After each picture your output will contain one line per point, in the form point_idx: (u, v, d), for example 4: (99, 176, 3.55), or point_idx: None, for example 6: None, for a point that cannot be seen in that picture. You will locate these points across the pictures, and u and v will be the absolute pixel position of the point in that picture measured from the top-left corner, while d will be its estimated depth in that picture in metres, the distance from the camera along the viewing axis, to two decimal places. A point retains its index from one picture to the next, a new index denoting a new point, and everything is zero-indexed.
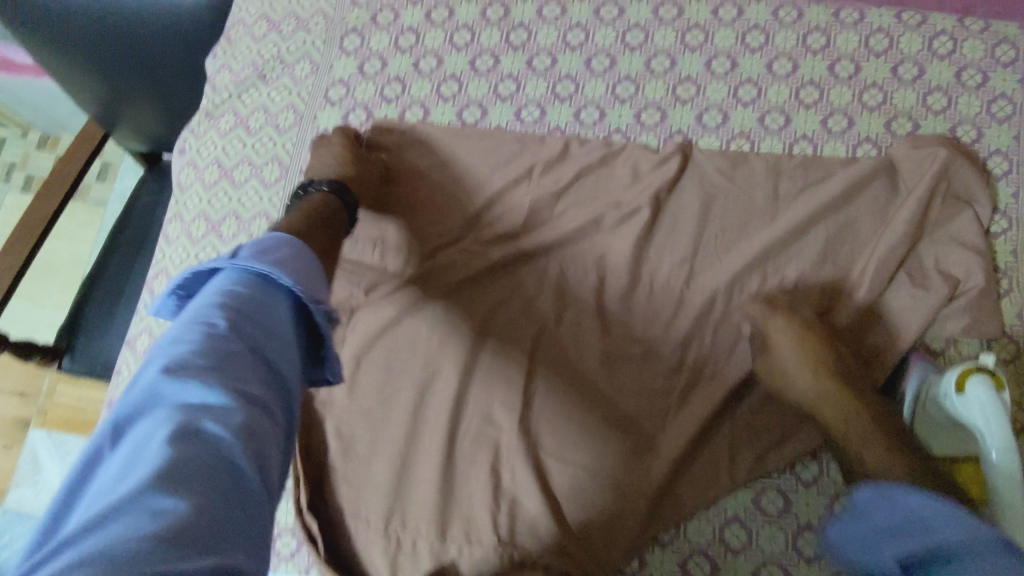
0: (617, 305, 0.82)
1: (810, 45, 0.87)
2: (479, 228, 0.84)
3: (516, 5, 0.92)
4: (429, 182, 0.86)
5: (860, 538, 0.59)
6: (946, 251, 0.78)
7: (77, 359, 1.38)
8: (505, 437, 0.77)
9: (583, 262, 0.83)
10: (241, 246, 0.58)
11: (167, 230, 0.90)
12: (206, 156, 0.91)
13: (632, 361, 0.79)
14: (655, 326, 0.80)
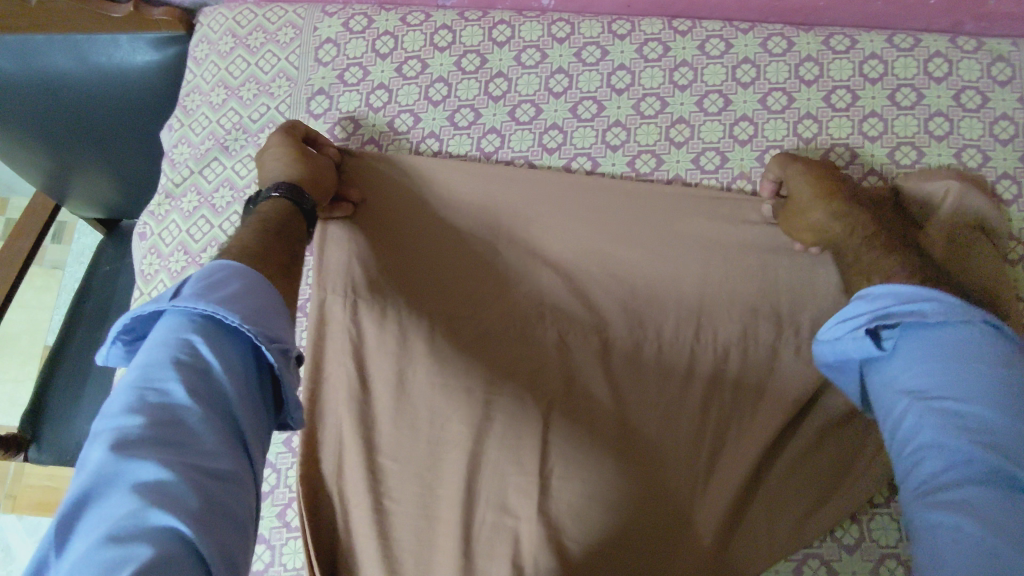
0: (626, 362, 0.77)
1: (803, 77, 0.83)
2: (476, 290, 0.79)
3: (492, 53, 0.86)
4: (414, 249, 0.80)
5: (846, 344, 0.66)
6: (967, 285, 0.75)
7: (44, 448, 1.29)
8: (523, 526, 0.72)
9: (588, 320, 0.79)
10: (184, 285, 0.54)
11: None
12: (170, 241, 0.85)
13: (657, 426, 0.74)
14: (674, 384, 0.76)
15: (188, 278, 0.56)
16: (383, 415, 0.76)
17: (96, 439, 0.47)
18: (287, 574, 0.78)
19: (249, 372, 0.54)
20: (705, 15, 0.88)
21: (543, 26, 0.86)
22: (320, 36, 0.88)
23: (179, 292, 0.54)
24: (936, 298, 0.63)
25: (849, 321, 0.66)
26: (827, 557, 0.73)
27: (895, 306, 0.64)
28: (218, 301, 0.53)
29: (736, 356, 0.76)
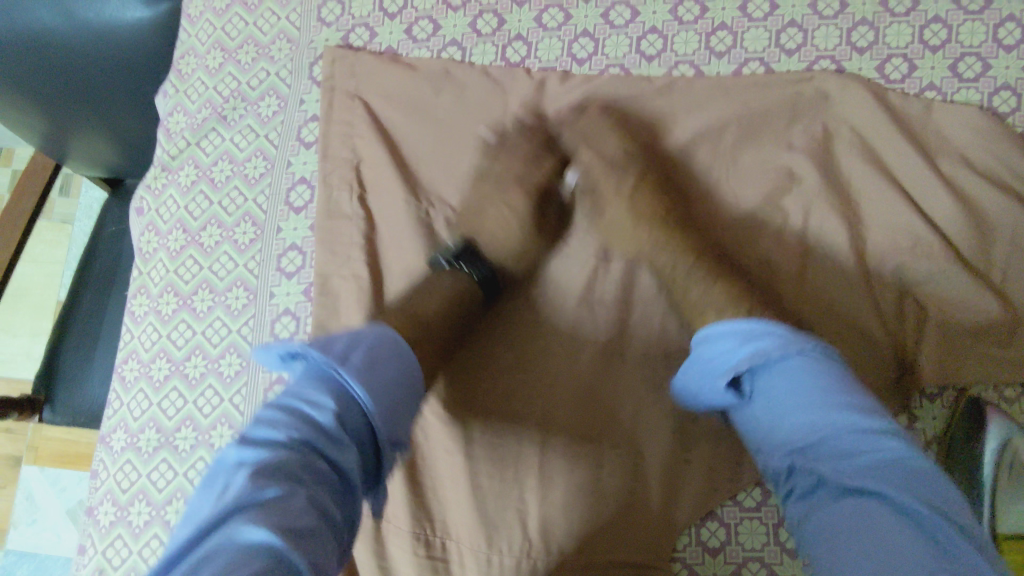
0: (626, 329, 0.74)
1: (854, 43, 0.76)
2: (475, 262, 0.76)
3: (511, 14, 0.81)
4: (418, 218, 0.76)
5: (705, 390, 0.61)
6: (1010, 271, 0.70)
7: (59, 409, 1.29)
8: (526, 503, 0.71)
9: (595, 292, 0.75)
10: (353, 351, 0.55)
11: (132, 307, 0.79)
12: (169, 218, 0.80)
13: (648, 389, 0.73)
14: (675, 351, 0.73)
15: (362, 347, 0.56)
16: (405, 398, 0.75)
17: (212, 479, 0.48)
18: None
19: (361, 449, 0.53)
20: None
21: None
22: None
23: (341, 353, 0.54)
24: (761, 337, 0.58)
25: (706, 358, 0.61)
26: None
27: (743, 350, 0.58)
28: (373, 392, 0.54)
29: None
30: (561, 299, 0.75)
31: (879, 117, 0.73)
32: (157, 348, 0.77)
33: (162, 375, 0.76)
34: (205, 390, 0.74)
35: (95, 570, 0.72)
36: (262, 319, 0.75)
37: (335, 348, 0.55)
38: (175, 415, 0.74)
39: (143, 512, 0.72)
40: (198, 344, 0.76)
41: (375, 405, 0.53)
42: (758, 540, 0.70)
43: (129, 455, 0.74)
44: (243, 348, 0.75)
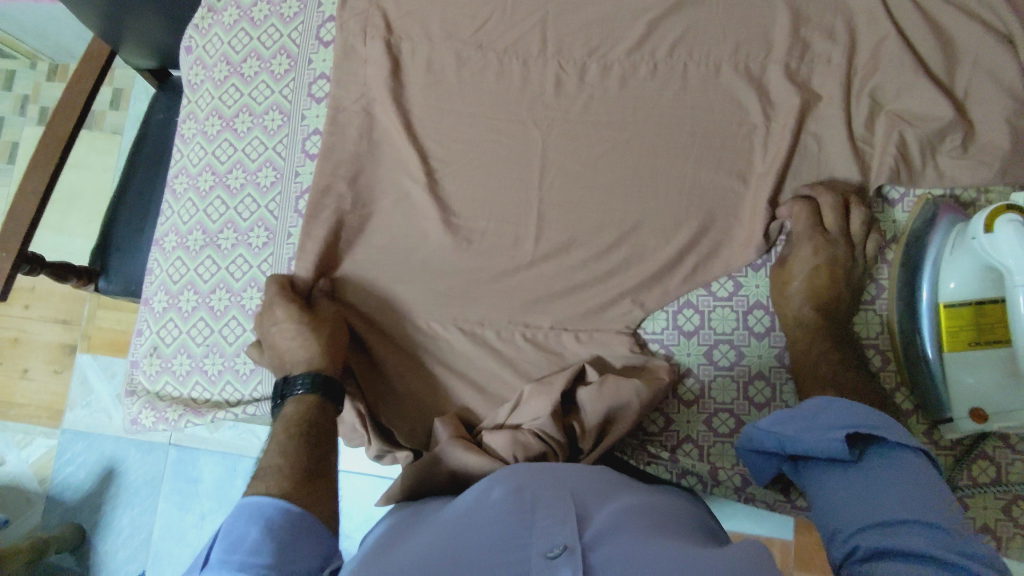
0: (621, 147, 0.81)
1: None
2: (482, 88, 0.84)
3: None
4: (429, 47, 0.85)
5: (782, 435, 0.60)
6: (970, 88, 0.76)
7: (112, 278, 1.42)
8: (518, 294, 0.80)
9: (590, 112, 0.82)
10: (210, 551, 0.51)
11: (183, 130, 0.90)
12: (214, 54, 0.90)
13: (636, 203, 0.80)
14: (663, 169, 0.80)
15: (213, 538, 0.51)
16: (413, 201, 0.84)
17: None
18: None
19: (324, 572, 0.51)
20: None
21: None
22: None
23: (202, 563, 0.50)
24: (934, 487, 0.52)
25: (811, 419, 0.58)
26: None
27: (917, 505, 0.51)
28: (239, 566, 0.48)
29: (725, 152, 0.80)
30: (558, 116, 0.83)
31: None
32: (203, 163, 0.88)
33: (207, 186, 0.87)
34: (244, 199, 0.86)
35: (152, 346, 0.85)
36: (294, 137, 0.86)
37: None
38: (218, 219, 0.86)
39: (191, 299, 0.85)
40: (239, 159, 0.87)
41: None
42: (729, 325, 0.78)
43: (179, 253, 0.86)
44: (277, 162, 0.86)
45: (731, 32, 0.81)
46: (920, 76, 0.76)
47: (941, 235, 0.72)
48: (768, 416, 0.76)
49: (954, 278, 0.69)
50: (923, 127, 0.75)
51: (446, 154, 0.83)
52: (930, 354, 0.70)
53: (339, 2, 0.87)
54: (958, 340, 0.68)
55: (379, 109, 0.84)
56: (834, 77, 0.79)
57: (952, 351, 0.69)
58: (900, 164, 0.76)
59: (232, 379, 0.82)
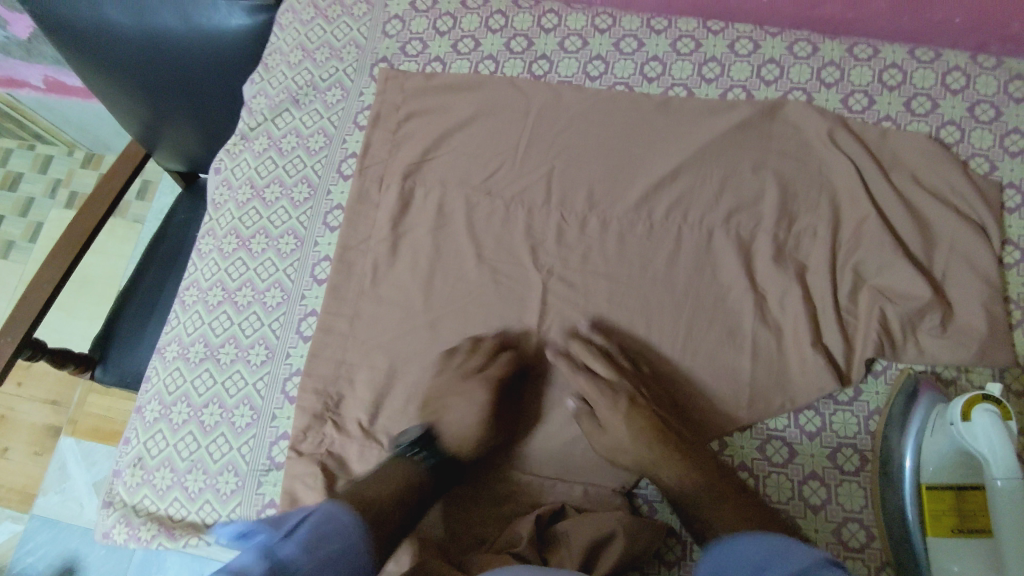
0: (615, 296, 0.85)
1: (824, 79, 0.90)
2: (485, 229, 0.89)
3: (538, 37, 0.96)
4: (439, 189, 0.91)
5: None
6: (947, 271, 0.80)
7: (110, 369, 1.43)
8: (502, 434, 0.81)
9: (589, 260, 0.86)
10: (298, 526, 0.64)
11: (201, 245, 0.94)
12: (241, 176, 0.96)
13: (625, 352, 0.82)
14: (652, 321, 0.83)
15: (304, 517, 0.65)
16: None
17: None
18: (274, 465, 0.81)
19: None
20: (738, 16, 0.96)
21: (587, 17, 0.96)
22: (390, 12, 1.00)
23: (286, 528, 0.64)
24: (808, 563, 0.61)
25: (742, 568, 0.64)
26: (793, 513, 0.75)
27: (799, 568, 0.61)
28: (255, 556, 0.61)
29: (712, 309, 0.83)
30: (558, 262, 0.87)
31: (840, 135, 0.87)
32: (215, 278, 0.91)
33: (216, 300, 0.90)
34: (249, 316, 0.88)
35: (136, 456, 0.84)
36: (304, 261, 0.90)
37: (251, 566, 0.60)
38: (221, 334, 0.88)
39: (183, 411, 0.85)
40: (250, 278, 0.90)
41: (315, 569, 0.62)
42: None
43: (178, 363, 0.87)
44: (285, 283, 0.89)
45: (723, 199, 0.87)
46: (900, 256, 0.80)
47: (921, 413, 0.73)
48: None
49: (933, 462, 0.71)
50: (903, 305, 0.79)
51: (446, 288, 0.86)
52: (912, 535, 0.71)
53: (362, 145, 0.94)
54: (940, 526, 0.70)
55: (387, 244, 0.89)
56: (820, 249, 0.83)
57: (935, 537, 0.69)
58: (883, 338, 0.78)
59: (211, 498, 0.81)
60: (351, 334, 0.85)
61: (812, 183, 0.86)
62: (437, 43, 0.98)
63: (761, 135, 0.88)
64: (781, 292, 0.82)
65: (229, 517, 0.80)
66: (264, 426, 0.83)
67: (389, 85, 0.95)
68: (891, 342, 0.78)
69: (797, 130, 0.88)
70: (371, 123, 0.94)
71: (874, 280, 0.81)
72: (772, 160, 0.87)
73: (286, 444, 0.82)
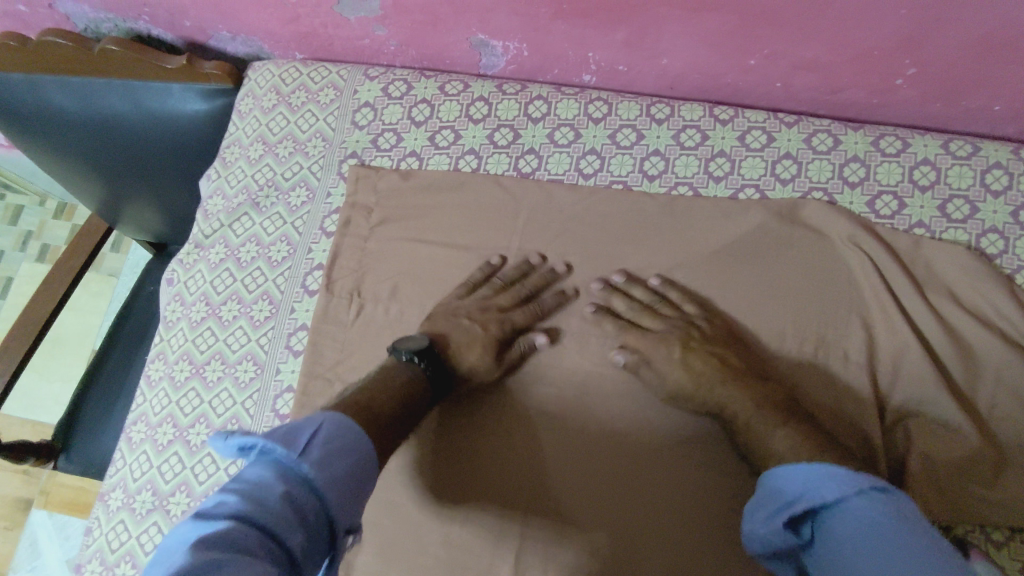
0: (614, 435, 0.74)
1: (846, 178, 0.80)
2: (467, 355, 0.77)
3: (525, 129, 0.87)
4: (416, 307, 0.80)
5: (764, 534, 0.60)
6: (993, 408, 0.71)
7: (73, 458, 1.32)
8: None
9: (591, 387, 0.76)
10: (311, 444, 0.53)
11: (150, 370, 0.84)
12: (195, 290, 0.86)
13: (628, 504, 0.72)
14: (657, 465, 0.73)
15: (316, 433, 0.54)
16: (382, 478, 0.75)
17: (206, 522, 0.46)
18: None
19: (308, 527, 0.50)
20: (749, 101, 0.86)
21: (579, 104, 0.86)
22: (360, 98, 0.90)
23: (301, 445, 0.53)
24: (836, 480, 0.57)
25: (763, 514, 0.61)
26: None
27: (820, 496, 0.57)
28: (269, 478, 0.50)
29: (727, 452, 0.72)
30: (550, 394, 0.76)
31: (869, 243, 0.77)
32: (165, 412, 0.81)
33: (165, 438, 0.80)
34: (203, 458, 0.78)
35: None
36: (265, 392, 0.80)
37: (272, 486, 0.50)
38: (171, 479, 0.78)
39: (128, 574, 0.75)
40: (203, 412, 0.80)
41: (334, 494, 0.52)
42: None
43: (123, 515, 0.78)
44: (243, 420, 0.79)
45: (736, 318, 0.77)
46: (940, 393, 0.70)
47: None
48: None
49: None
50: (945, 452, 0.69)
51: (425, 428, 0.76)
52: None
53: (329, 258, 0.84)
54: None
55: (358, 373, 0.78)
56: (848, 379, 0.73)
57: None
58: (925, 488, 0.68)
59: None
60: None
61: (836, 300, 0.76)
62: (413, 136, 0.88)
63: (778, 244, 0.78)
64: None
65: None
66: None
67: (359, 188, 0.86)
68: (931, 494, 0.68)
69: (818, 239, 0.78)
70: (339, 230, 0.85)
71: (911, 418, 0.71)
72: (793, 272, 0.77)
73: None
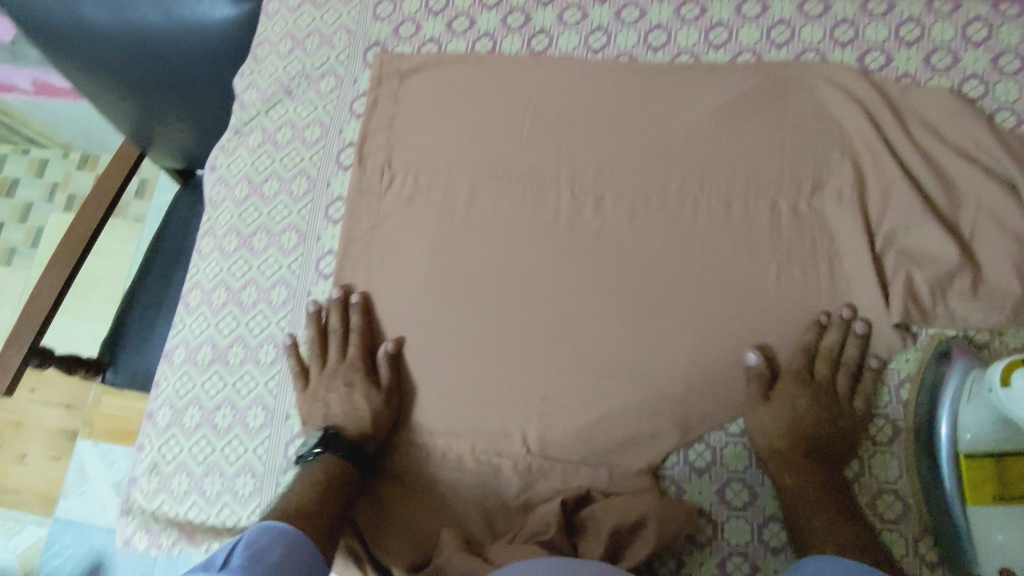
0: (630, 275, 0.82)
1: (838, 38, 0.87)
2: (494, 216, 0.86)
3: (536, 12, 0.94)
4: (445, 174, 0.89)
5: None
6: (976, 232, 0.78)
7: (120, 372, 1.41)
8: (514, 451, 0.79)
9: (618, 234, 0.84)
10: (230, 556, 0.58)
11: (200, 245, 0.92)
12: (236, 173, 0.93)
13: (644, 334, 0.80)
14: (672, 300, 0.81)
15: (234, 545, 0.59)
16: (420, 323, 0.83)
17: None
18: (290, 465, 0.81)
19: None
20: None
21: None
22: None
23: (218, 563, 0.57)
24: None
25: None
26: None
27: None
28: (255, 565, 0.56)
29: (734, 286, 0.80)
30: (569, 244, 0.84)
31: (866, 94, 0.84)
32: (218, 279, 0.89)
33: (220, 300, 0.88)
34: (256, 315, 0.87)
35: (150, 463, 0.84)
36: (309, 256, 0.88)
37: (216, 557, 0.58)
38: (229, 334, 0.87)
39: (195, 415, 0.85)
40: (253, 276, 0.89)
41: None
42: (743, 463, 0.77)
43: (187, 367, 0.87)
44: (291, 280, 0.88)
45: (739, 164, 0.84)
46: (925, 219, 0.77)
47: (957, 383, 0.71)
48: (782, 563, 0.73)
49: (970, 429, 0.69)
50: (931, 269, 0.76)
51: (458, 275, 0.84)
52: (953, 502, 0.70)
53: (358, 137, 0.91)
54: (982, 495, 0.68)
55: (396, 234, 0.87)
56: (840, 212, 0.81)
57: (976, 505, 0.68)
58: (911, 299, 0.76)
59: (231, 498, 0.81)
60: (361, 330, 0.84)
61: (827, 145, 0.83)
62: (432, 24, 0.95)
63: (774, 100, 0.85)
64: (802, 259, 0.80)
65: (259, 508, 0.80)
66: (279, 425, 0.83)
67: (385, 71, 0.93)
68: (918, 305, 0.76)
69: (812, 94, 0.85)
70: (369, 107, 0.92)
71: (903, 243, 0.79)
72: (791, 125, 0.84)
73: (300, 443, 0.82)
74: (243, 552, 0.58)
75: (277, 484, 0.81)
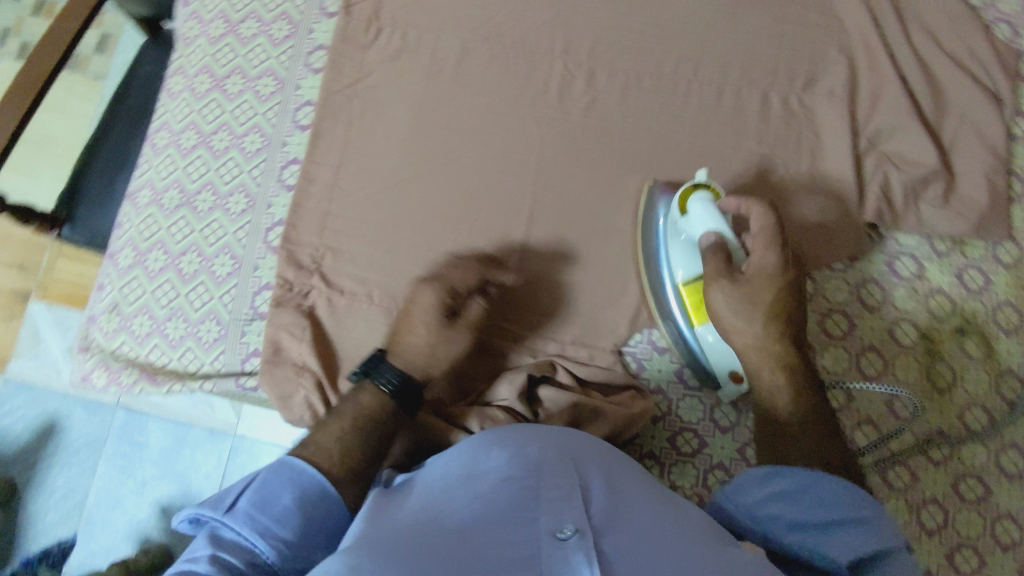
0: (613, 155, 0.81)
1: None
2: (485, 80, 0.83)
3: None
4: (437, 31, 0.85)
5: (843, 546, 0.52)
6: (956, 140, 0.79)
7: (77, 229, 1.34)
8: (480, 321, 0.78)
9: (610, 112, 0.82)
10: (240, 498, 0.54)
11: (169, 84, 0.88)
12: (213, 9, 0.89)
13: (619, 213, 0.80)
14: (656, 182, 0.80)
15: (248, 484, 0.55)
16: (397, 182, 0.81)
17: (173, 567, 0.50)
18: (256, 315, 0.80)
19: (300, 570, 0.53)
20: None
21: None
22: None
23: (227, 503, 0.54)
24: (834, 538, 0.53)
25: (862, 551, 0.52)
26: None
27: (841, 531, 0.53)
28: (259, 527, 0.52)
29: (719, 173, 0.80)
30: (557, 116, 0.82)
31: None
32: (188, 121, 0.86)
33: (190, 143, 0.85)
34: (227, 161, 0.84)
35: (112, 302, 0.82)
36: (286, 105, 0.85)
37: (228, 496, 0.55)
38: (197, 180, 0.84)
39: (160, 259, 0.82)
40: (226, 121, 0.85)
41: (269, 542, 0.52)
42: None
43: (152, 210, 0.84)
44: (266, 129, 0.85)
45: (741, 49, 0.83)
46: (910, 121, 0.78)
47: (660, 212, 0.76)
48: (730, 441, 0.76)
49: (680, 261, 0.73)
50: (909, 172, 0.77)
51: (441, 137, 0.82)
52: (681, 323, 0.74)
53: None
54: (700, 311, 0.72)
55: (379, 89, 0.84)
56: (833, 107, 0.80)
57: (699, 321, 0.72)
58: (885, 199, 0.77)
59: (195, 344, 0.80)
60: (335, 184, 0.81)
61: (829, 40, 0.82)
62: None
63: None
64: (790, 151, 0.80)
65: (223, 355, 0.79)
66: (246, 276, 0.81)
67: None
68: (891, 206, 0.77)
69: None
70: None
71: (888, 145, 0.79)
72: (796, 15, 0.83)
73: (269, 295, 0.80)
74: (253, 495, 0.54)
75: (241, 333, 0.79)
